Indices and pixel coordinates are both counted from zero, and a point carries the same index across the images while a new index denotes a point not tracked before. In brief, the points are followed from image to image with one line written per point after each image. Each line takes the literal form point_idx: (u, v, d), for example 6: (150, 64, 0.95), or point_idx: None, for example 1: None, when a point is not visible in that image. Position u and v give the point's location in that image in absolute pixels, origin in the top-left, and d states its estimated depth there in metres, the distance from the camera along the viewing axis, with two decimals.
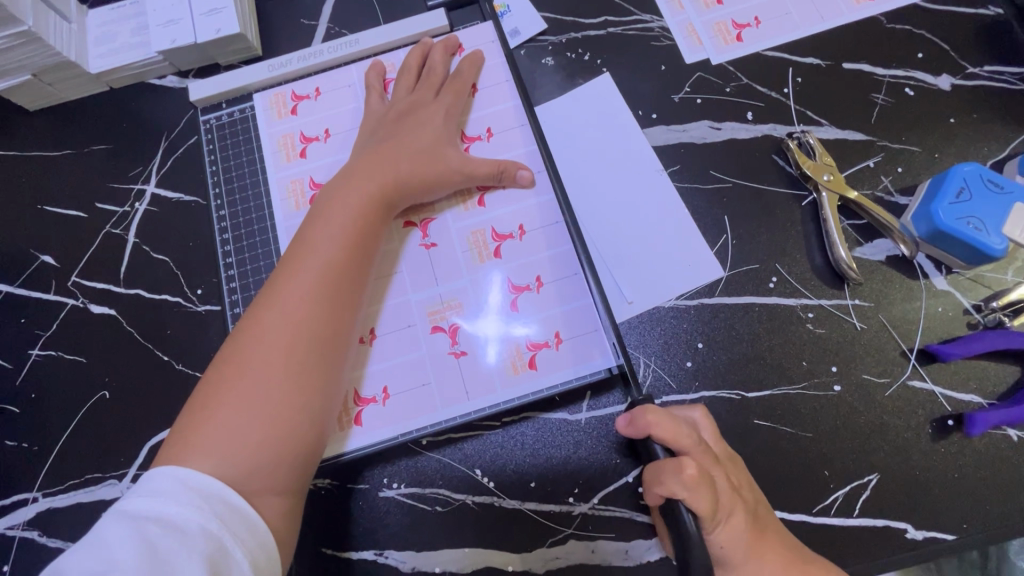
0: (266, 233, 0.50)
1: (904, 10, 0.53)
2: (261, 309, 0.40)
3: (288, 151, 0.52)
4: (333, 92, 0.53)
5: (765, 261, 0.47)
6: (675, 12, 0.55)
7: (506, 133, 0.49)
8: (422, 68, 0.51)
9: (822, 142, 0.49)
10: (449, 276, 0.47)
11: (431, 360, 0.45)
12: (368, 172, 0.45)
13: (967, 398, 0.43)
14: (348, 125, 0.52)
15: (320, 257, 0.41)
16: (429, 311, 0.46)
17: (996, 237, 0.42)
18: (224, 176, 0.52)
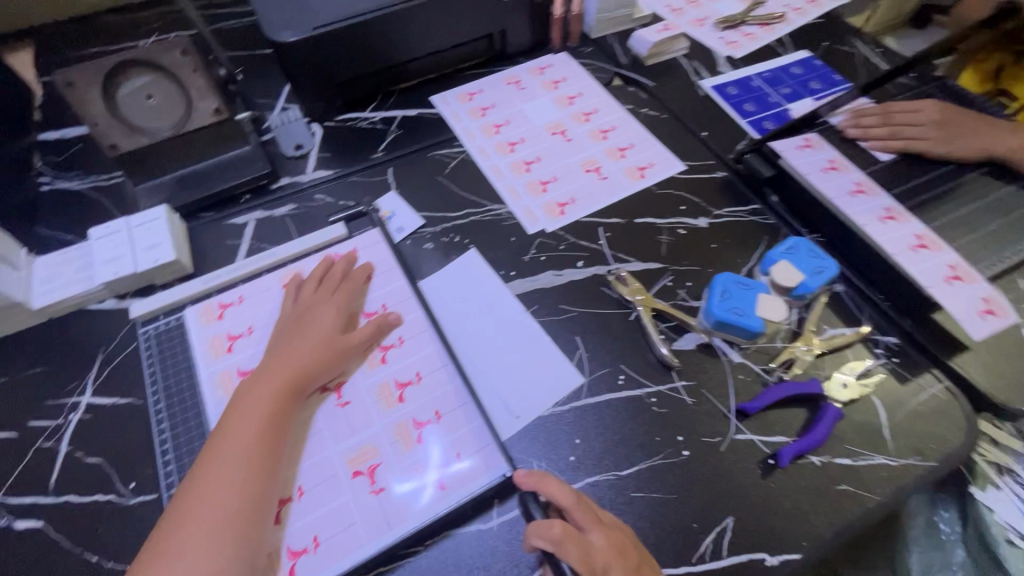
0: (201, 417, 0.57)
1: (664, 181, 0.78)
2: (188, 494, 0.47)
3: (217, 349, 0.61)
4: (254, 296, 0.65)
5: (612, 365, 0.61)
6: (515, 201, 0.77)
7: (401, 304, 0.64)
8: (326, 273, 0.65)
9: (632, 273, 0.69)
10: (362, 426, 0.56)
11: (353, 503, 0.52)
12: (280, 357, 0.56)
13: (776, 440, 0.56)
14: (268, 319, 0.63)
15: (242, 434, 0.49)
16: (348, 459, 0.54)
17: (755, 319, 0.60)
18: (161, 375, 0.60)
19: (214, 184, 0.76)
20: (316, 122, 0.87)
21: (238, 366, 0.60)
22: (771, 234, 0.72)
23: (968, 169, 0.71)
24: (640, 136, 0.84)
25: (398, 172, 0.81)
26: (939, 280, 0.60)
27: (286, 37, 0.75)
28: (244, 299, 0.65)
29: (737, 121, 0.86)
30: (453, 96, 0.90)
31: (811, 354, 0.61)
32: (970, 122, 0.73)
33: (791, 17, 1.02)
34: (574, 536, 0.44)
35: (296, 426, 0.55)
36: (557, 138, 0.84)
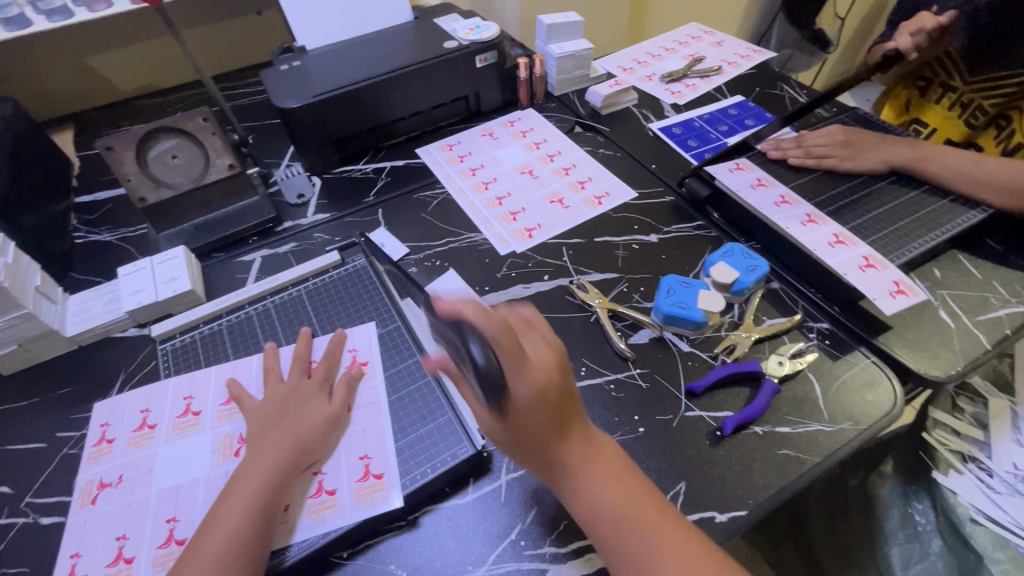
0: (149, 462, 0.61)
1: (620, 207, 0.89)
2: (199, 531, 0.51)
3: (85, 499, 0.59)
4: (119, 471, 0.61)
5: (575, 360, 0.69)
6: (490, 229, 0.87)
7: (243, 367, 0.68)
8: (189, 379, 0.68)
9: (592, 282, 0.78)
10: (314, 441, 0.58)
11: (369, 497, 0.55)
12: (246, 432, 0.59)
13: (723, 414, 0.63)
14: (138, 479, 0.59)
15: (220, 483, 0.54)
16: (325, 471, 0.57)
17: (696, 310, 0.68)
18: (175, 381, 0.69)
19: (226, 229, 0.88)
20: (316, 175, 1.00)
21: (155, 546, 0.54)
22: (714, 243, 0.82)
23: (875, 179, 0.82)
24: (597, 171, 0.96)
25: (386, 212, 0.92)
26: (854, 268, 0.69)
27: (290, 104, 0.89)
28: (119, 475, 0.60)
29: (682, 154, 0.98)
30: (435, 148, 1.04)
31: (750, 340, 0.68)
32: (874, 139, 0.85)
33: (727, 69, 1.18)
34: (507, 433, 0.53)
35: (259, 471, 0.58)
36: (525, 177, 0.96)
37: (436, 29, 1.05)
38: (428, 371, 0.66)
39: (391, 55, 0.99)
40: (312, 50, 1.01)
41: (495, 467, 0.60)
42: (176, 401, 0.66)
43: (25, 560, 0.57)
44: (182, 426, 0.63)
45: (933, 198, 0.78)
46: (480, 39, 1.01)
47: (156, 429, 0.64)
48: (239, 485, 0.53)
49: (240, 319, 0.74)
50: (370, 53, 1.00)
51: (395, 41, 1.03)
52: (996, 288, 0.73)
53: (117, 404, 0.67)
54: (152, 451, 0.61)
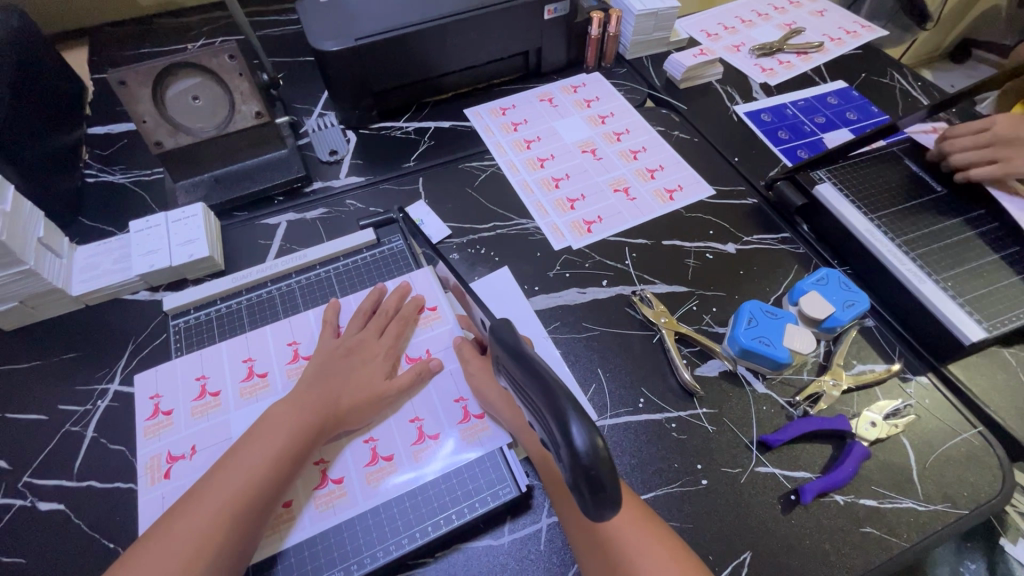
0: (223, 430, 0.57)
1: (695, 204, 0.78)
2: (249, 447, 0.50)
3: (153, 474, 0.55)
4: (190, 441, 0.56)
5: (632, 388, 0.61)
6: (543, 216, 0.77)
7: (302, 326, 0.64)
8: (245, 338, 0.63)
9: (657, 295, 0.68)
10: (364, 389, 0.56)
11: (476, 437, 0.55)
12: (305, 376, 0.56)
13: (800, 475, 0.55)
14: (215, 450, 0.56)
15: (273, 416, 0.52)
16: (421, 417, 0.57)
17: (782, 349, 0.59)
18: (187, 360, 0.62)
19: (250, 185, 0.78)
20: (352, 129, 0.89)
21: None
22: (801, 263, 0.71)
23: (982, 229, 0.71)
24: (670, 158, 0.84)
25: (428, 181, 0.82)
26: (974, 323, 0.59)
27: (328, 47, 0.77)
28: (191, 446, 0.56)
29: (771, 148, 0.86)
30: (486, 111, 0.91)
31: (838, 390, 0.59)
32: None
33: (829, 47, 1.02)
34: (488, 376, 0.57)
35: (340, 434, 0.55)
36: (587, 157, 0.84)
37: None
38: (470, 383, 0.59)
39: None
40: None
41: (536, 505, 0.53)
42: (236, 364, 0.61)
43: (20, 549, 0.52)
44: (250, 390, 0.59)
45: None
46: None
47: (220, 396, 0.59)
48: (295, 415, 0.52)
49: (261, 299, 0.66)
50: None
51: None
52: None
53: (165, 372, 0.61)
54: (223, 419, 0.58)
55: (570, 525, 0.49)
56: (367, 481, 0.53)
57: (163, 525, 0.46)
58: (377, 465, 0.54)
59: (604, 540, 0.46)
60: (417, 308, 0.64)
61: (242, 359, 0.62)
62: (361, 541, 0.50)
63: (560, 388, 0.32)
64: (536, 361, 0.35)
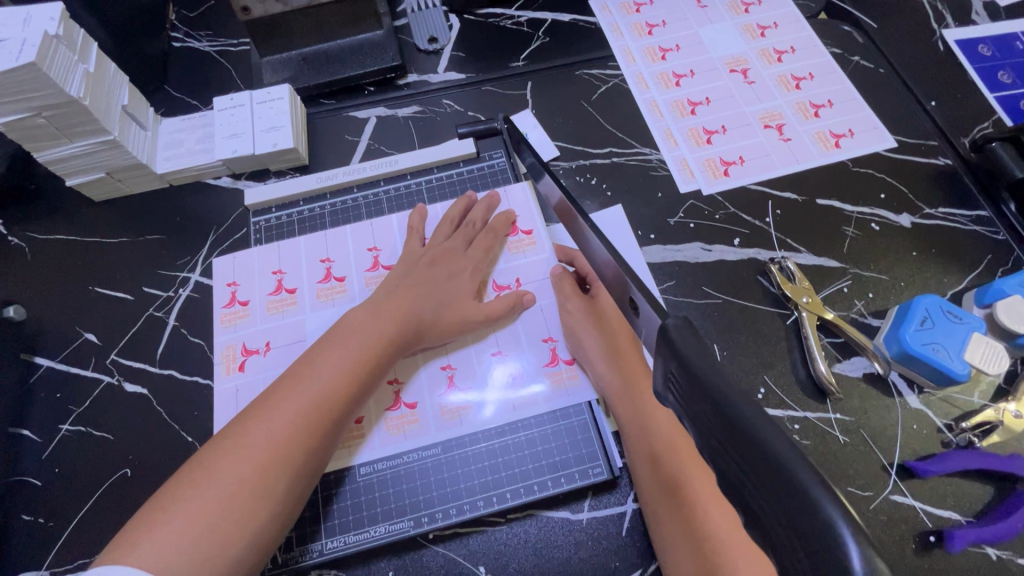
0: (298, 333, 0.54)
1: (867, 157, 0.62)
2: (324, 356, 0.46)
3: (228, 363, 0.53)
4: (265, 337, 0.54)
5: (751, 374, 0.52)
6: (670, 148, 0.64)
7: (384, 232, 0.58)
8: (325, 237, 0.58)
9: (800, 267, 0.56)
10: (447, 311, 0.50)
11: (563, 384, 0.49)
12: (384, 287, 0.50)
13: (945, 515, 0.45)
14: (289, 349, 0.53)
15: (350, 326, 0.47)
16: (504, 353, 0.51)
17: (959, 363, 0.47)
18: (265, 253, 0.58)
19: (339, 70, 0.69)
20: (455, 13, 0.76)
21: None
22: (997, 254, 0.56)
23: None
24: (843, 91, 0.67)
25: (537, 88, 0.69)
26: None
27: None
28: (265, 342, 0.53)
29: (984, 93, 0.66)
30: (615, 5, 0.75)
31: (1019, 424, 0.47)
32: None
33: None
34: (588, 324, 0.49)
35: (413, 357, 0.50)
36: (735, 78, 0.68)
37: None
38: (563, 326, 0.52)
39: None
40: None
41: (623, 486, 0.47)
42: (313, 264, 0.57)
43: (108, 425, 0.53)
44: (327, 292, 0.55)
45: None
46: None
47: (296, 295, 0.55)
48: (374, 329, 0.47)
49: (345, 205, 0.60)
50: None
51: None
52: None
53: (243, 261, 0.58)
54: (298, 319, 0.54)
55: (655, 509, 0.42)
56: (441, 412, 0.49)
57: (237, 432, 0.42)
58: (452, 396, 0.49)
59: (699, 537, 0.39)
60: (510, 225, 0.55)
61: (320, 259, 0.57)
62: (435, 493, 0.46)
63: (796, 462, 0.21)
64: (743, 404, 0.23)
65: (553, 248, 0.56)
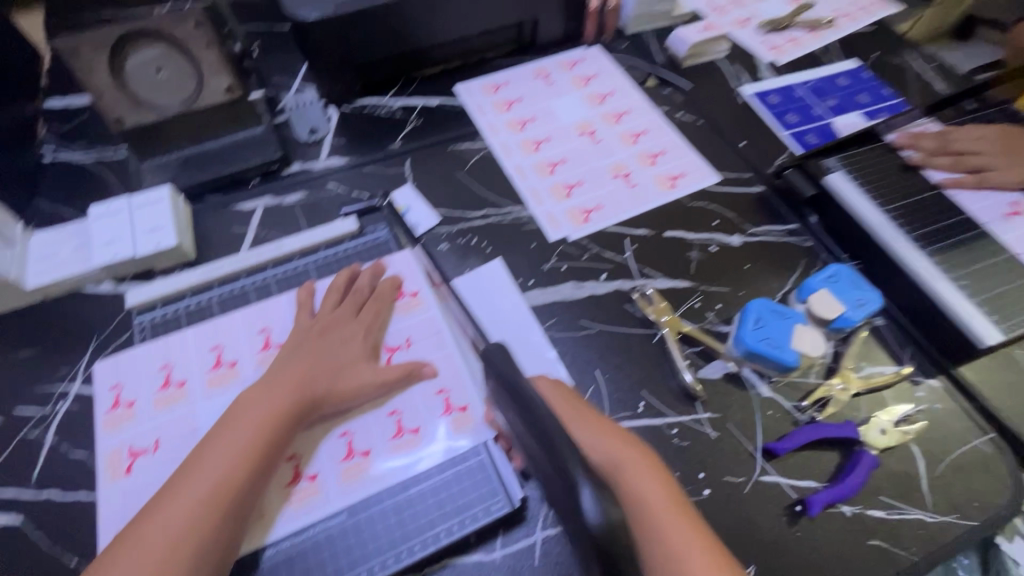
0: (190, 425, 0.53)
1: (698, 192, 0.74)
2: (219, 443, 0.47)
3: (114, 468, 0.51)
4: (153, 435, 0.52)
5: (631, 391, 0.58)
6: (538, 204, 0.72)
7: (274, 313, 0.59)
8: (213, 326, 0.59)
9: (657, 291, 0.64)
10: (340, 377, 0.52)
11: (459, 429, 0.52)
12: (277, 366, 0.52)
13: (806, 484, 0.52)
14: (180, 443, 0.52)
15: (244, 409, 0.49)
16: (400, 410, 0.53)
17: (789, 352, 0.56)
18: (149, 351, 0.57)
19: (222, 167, 0.72)
20: (333, 105, 0.83)
21: None
22: (809, 257, 0.68)
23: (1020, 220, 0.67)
24: (673, 142, 0.80)
25: (415, 164, 0.76)
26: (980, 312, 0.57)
27: (306, 16, 0.71)
28: (154, 440, 0.52)
29: (778, 132, 0.81)
30: (478, 88, 0.85)
31: (847, 394, 0.56)
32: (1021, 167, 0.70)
33: (841, 24, 0.97)
34: None
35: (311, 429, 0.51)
36: (585, 139, 0.79)
37: None
38: (454, 375, 0.55)
39: None
40: None
41: (530, 517, 0.49)
42: (202, 353, 0.57)
43: None
44: (218, 379, 0.55)
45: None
46: None
47: (185, 386, 0.55)
48: (265, 408, 0.48)
49: (234, 293, 0.61)
50: None
51: None
52: None
53: (126, 362, 0.57)
54: (189, 411, 0.54)
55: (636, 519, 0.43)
56: (343, 478, 0.49)
57: (132, 537, 0.42)
58: (353, 460, 0.50)
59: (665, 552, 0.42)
60: (396, 290, 0.60)
61: (210, 348, 0.57)
62: (345, 561, 0.46)
63: (572, 453, 0.32)
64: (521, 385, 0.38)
65: (439, 305, 0.60)
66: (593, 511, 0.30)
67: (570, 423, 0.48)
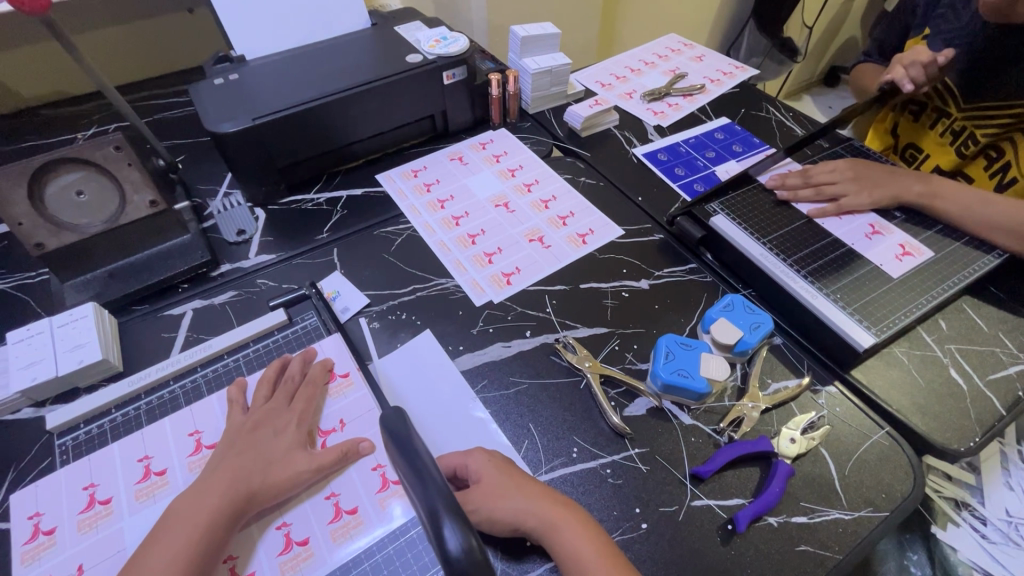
0: (116, 543, 0.51)
1: (606, 245, 0.81)
2: (148, 559, 0.46)
3: None
4: (76, 560, 0.50)
5: (565, 438, 0.60)
6: (461, 273, 0.77)
7: (204, 413, 0.60)
8: (142, 437, 0.58)
9: (579, 340, 0.69)
10: (273, 469, 0.52)
11: (396, 501, 0.53)
12: (208, 468, 0.52)
13: (733, 503, 0.56)
14: (105, 566, 0.50)
15: (174, 518, 0.48)
16: (338, 492, 0.53)
17: (699, 379, 0.61)
18: (72, 472, 0.56)
19: (149, 276, 0.74)
20: (260, 206, 0.87)
21: None
22: (710, 291, 0.75)
23: (879, 237, 0.77)
24: (579, 203, 0.88)
25: (343, 251, 0.81)
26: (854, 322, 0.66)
27: (225, 128, 0.76)
28: (76, 566, 0.50)
29: (670, 184, 0.92)
30: (397, 175, 0.92)
31: (757, 411, 0.61)
32: (870, 191, 0.81)
33: (710, 89, 1.12)
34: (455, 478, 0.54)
35: (247, 528, 0.51)
36: (500, 210, 0.87)
37: (397, 41, 0.94)
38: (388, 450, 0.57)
39: (344, 70, 0.87)
40: (251, 62, 0.87)
41: None
42: (130, 465, 0.56)
43: None
44: (146, 490, 0.54)
45: (926, 250, 0.76)
46: (448, 53, 0.90)
47: (111, 503, 0.54)
48: (196, 514, 0.48)
49: (163, 399, 0.61)
50: (320, 67, 0.87)
51: (350, 52, 0.90)
52: (1002, 342, 0.70)
53: (47, 487, 0.55)
54: (116, 529, 0.52)
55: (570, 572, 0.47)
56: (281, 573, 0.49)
57: None
58: (291, 552, 0.50)
59: None
60: (327, 374, 0.62)
61: (137, 460, 0.57)
62: None
63: (440, 489, 0.33)
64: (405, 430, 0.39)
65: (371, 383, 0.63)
66: (457, 545, 0.30)
67: (507, 491, 0.51)
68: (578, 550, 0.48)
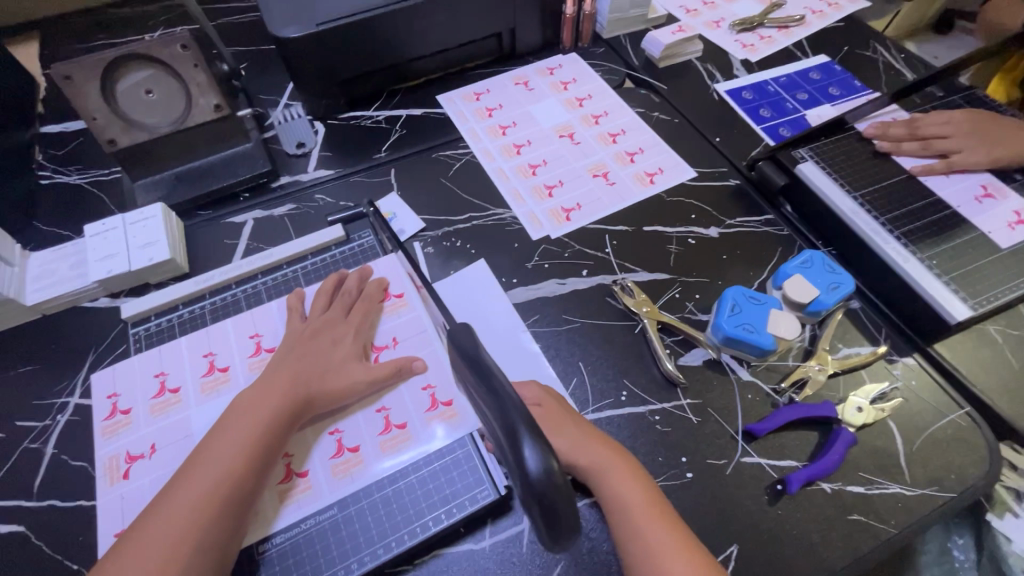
0: (184, 429, 0.54)
1: (675, 188, 0.76)
2: (215, 445, 0.48)
3: (113, 474, 0.53)
4: (149, 440, 0.54)
5: (615, 380, 0.59)
6: (519, 205, 0.74)
7: (264, 319, 0.61)
8: (206, 335, 0.61)
9: (637, 284, 0.66)
10: (329, 378, 0.53)
11: (443, 422, 0.54)
12: (269, 369, 0.54)
13: (786, 464, 0.54)
14: (175, 447, 0.53)
15: (238, 412, 0.50)
16: (389, 406, 0.55)
17: (765, 336, 0.58)
18: (145, 360, 0.59)
19: (212, 182, 0.75)
20: (319, 120, 0.85)
21: None
22: (785, 245, 0.70)
23: (992, 202, 0.68)
24: (650, 140, 0.82)
25: (400, 172, 0.79)
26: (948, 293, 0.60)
27: (289, 33, 0.73)
28: (150, 444, 0.54)
29: (752, 127, 0.84)
30: (459, 96, 0.88)
31: (824, 375, 0.58)
32: (988, 148, 0.71)
33: (810, 21, 0.99)
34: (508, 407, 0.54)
35: (303, 429, 0.53)
36: (564, 141, 0.82)
37: None
38: (439, 372, 0.57)
39: None
40: None
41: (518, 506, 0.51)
42: (196, 359, 0.59)
43: None
44: (211, 384, 0.57)
45: None
46: None
47: (180, 392, 0.57)
48: (259, 410, 0.50)
49: (225, 302, 0.63)
50: None
51: None
52: None
53: (123, 371, 0.59)
54: (184, 416, 0.55)
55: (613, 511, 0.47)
56: (333, 474, 0.51)
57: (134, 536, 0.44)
58: (343, 457, 0.52)
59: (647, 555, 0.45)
60: (382, 292, 0.62)
61: (203, 355, 0.59)
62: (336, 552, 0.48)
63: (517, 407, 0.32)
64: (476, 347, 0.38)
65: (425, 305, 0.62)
66: (537, 465, 0.29)
67: (562, 427, 0.51)
68: (626, 491, 0.47)
